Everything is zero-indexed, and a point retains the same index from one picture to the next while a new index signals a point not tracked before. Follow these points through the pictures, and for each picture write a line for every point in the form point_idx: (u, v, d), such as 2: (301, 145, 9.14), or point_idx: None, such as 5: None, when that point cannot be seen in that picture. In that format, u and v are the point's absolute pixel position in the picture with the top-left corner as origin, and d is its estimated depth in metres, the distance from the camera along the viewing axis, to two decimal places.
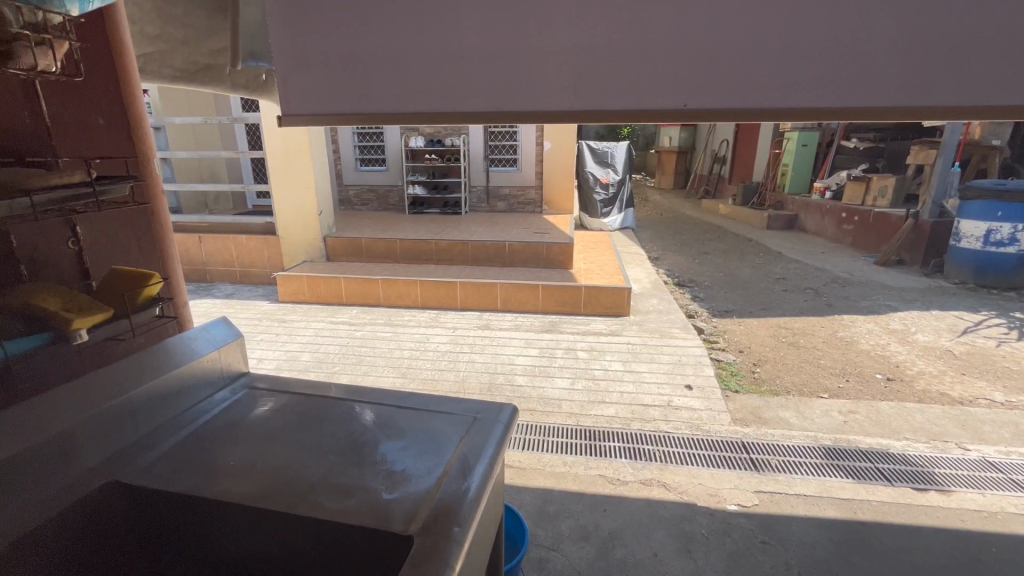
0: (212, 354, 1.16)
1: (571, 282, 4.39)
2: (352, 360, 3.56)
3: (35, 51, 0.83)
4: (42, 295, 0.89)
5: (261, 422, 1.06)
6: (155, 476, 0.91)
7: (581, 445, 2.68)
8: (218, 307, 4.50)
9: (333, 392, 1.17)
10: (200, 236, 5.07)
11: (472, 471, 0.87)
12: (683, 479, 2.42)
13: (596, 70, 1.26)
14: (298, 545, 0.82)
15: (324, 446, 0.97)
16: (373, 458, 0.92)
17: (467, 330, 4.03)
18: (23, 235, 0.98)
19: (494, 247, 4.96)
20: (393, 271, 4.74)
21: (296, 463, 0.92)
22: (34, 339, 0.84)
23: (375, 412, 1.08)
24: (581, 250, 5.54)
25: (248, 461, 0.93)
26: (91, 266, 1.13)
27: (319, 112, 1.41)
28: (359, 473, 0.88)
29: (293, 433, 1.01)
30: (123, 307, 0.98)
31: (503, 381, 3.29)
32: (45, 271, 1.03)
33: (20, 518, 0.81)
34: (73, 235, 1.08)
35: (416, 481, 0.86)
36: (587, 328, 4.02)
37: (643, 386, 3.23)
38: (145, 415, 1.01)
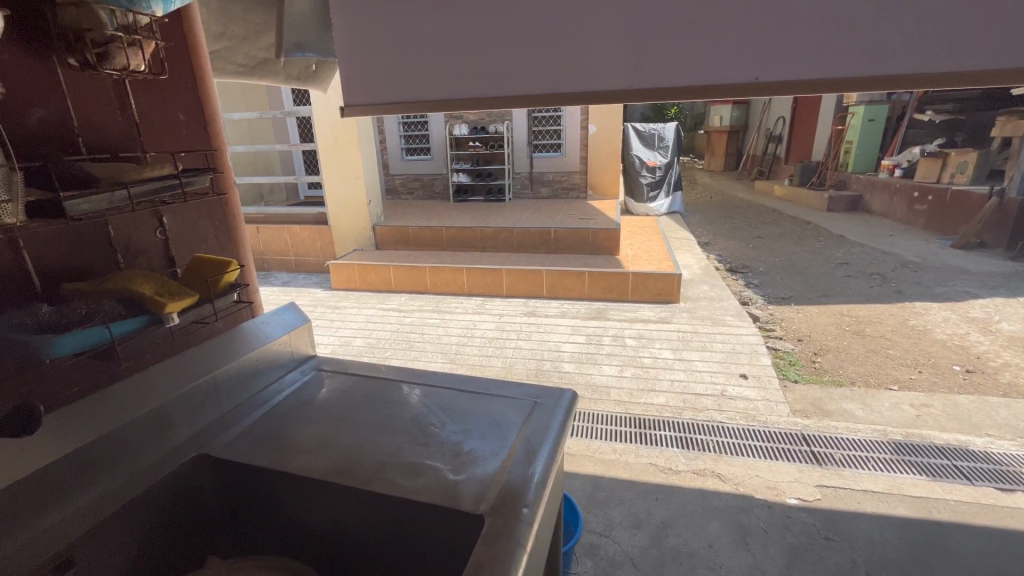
0: (283, 337, 1.23)
1: (618, 268, 4.31)
2: (403, 346, 3.67)
3: (128, 51, 0.88)
4: (136, 281, 0.95)
5: (328, 402, 1.11)
6: (237, 451, 0.97)
7: (632, 433, 2.65)
8: (277, 294, 4.74)
9: (393, 373, 1.21)
10: (258, 227, 5.34)
11: (536, 455, 0.88)
12: (739, 470, 2.35)
13: (656, 48, 1.21)
14: (371, 520, 0.85)
15: (390, 425, 1.00)
16: (438, 438, 0.95)
17: (513, 316, 4.05)
18: (118, 225, 1.06)
19: (539, 233, 4.93)
20: (439, 259, 4.82)
21: (366, 441, 0.95)
22: (133, 322, 0.90)
23: (435, 394, 1.11)
24: (628, 236, 5.42)
25: (321, 439, 0.97)
26: (176, 253, 1.20)
27: (378, 101, 1.44)
28: (425, 452, 0.91)
29: (359, 413, 1.06)
30: (207, 292, 1.04)
31: (551, 368, 3.30)
32: (138, 259, 1.11)
33: (127, 485, 0.89)
34: (160, 225, 1.15)
35: (482, 462, 0.87)
36: (635, 315, 3.95)
37: (695, 375, 3.15)
38: (227, 393, 1.08)
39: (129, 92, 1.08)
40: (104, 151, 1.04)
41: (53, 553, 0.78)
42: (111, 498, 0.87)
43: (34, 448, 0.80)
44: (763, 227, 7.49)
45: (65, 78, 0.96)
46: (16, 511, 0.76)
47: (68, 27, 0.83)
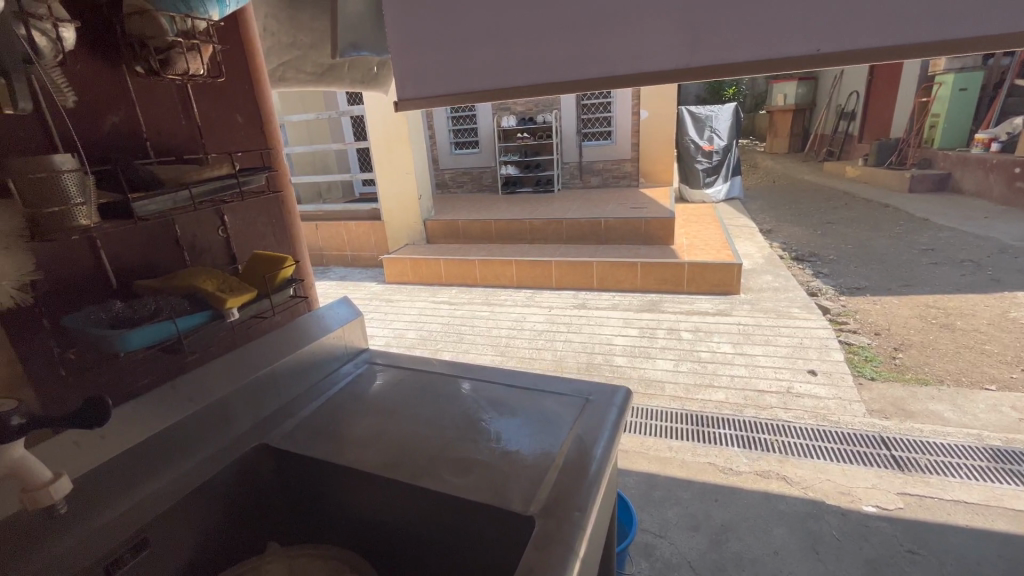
0: (337, 332, 1.26)
1: (672, 259, 4.15)
2: (454, 338, 3.73)
3: (187, 56, 0.92)
4: (200, 278, 1.00)
5: (379, 396, 1.12)
6: (293, 443, 1.00)
7: (690, 430, 2.55)
8: (335, 288, 4.95)
9: (441, 367, 1.21)
10: (317, 224, 5.59)
11: (589, 453, 0.85)
12: (808, 473, 2.20)
13: (723, 21, 1.12)
14: (422, 515, 0.85)
15: (438, 422, 0.99)
16: (486, 435, 0.93)
17: (563, 309, 4.00)
18: (184, 225, 1.12)
19: (588, 224, 4.82)
20: (489, 252, 4.83)
21: (415, 437, 0.95)
22: (197, 316, 0.94)
23: (485, 389, 1.09)
24: (683, 224, 5.20)
25: (372, 433, 0.98)
26: (236, 250, 1.26)
27: (436, 94, 1.44)
28: (474, 450, 0.89)
29: (409, 408, 1.06)
30: (265, 288, 1.08)
31: (602, 362, 3.23)
32: (203, 256, 1.16)
33: (195, 470, 0.94)
34: (221, 224, 1.21)
35: (531, 460, 0.85)
36: (691, 307, 3.78)
37: (757, 371, 2.97)
38: (285, 386, 1.12)
39: (191, 96, 1.13)
40: (169, 153, 1.10)
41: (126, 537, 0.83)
42: (181, 482, 0.92)
43: (109, 436, 0.85)
44: (833, 211, 6.97)
45: (132, 85, 1.01)
46: (93, 496, 0.81)
47: (134, 36, 0.87)
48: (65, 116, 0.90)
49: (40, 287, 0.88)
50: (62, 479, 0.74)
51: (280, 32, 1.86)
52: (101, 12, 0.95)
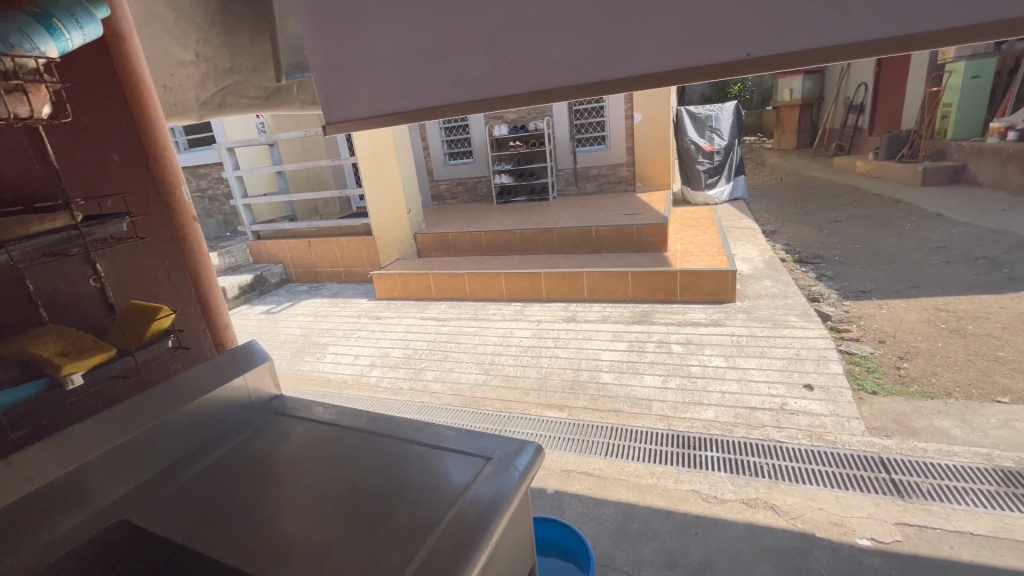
0: (237, 381, 1.18)
1: (664, 267, 4.01)
2: (439, 357, 3.65)
3: (10, 99, 0.86)
4: (40, 343, 0.94)
5: (272, 458, 1.04)
6: (163, 519, 0.92)
7: (674, 453, 2.40)
8: (326, 307, 4.92)
9: (348, 422, 1.11)
10: (310, 241, 5.58)
11: (470, 533, 0.76)
12: (797, 502, 2.04)
13: (658, 25, 1.02)
14: None
15: (324, 492, 0.91)
16: (367, 511, 0.84)
17: (552, 322, 3.88)
18: (40, 278, 1.08)
19: (579, 232, 4.70)
20: (479, 265, 4.74)
21: (290, 514, 0.87)
22: (31, 385, 0.89)
23: (386, 446, 1.01)
24: (679, 229, 5.05)
25: (250, 507, 0.91)
26: (115, 298, 1.22)
27: (362, 116, 1.32)
28: (347, 532, 0.81)
29: (302, 471, 0.98)
30: (128, 346, 1.03)
31: (588, 379, 3.11)
32: (61, 308, 1.12)
33: (45, 553, 0.88)
34: (95, 273, 1.17)
35: (404, 546, 0.76)
36: (683, 317, 3.63)
37: (749, 386, 2.81)
38: (167, 447, 1.06)
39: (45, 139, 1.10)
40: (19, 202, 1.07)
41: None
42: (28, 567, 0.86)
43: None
44: (842, 208, 6.72)
45: None
46: None
47: None
48: None
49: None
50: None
51: (218, 56, 1.81)
52: None
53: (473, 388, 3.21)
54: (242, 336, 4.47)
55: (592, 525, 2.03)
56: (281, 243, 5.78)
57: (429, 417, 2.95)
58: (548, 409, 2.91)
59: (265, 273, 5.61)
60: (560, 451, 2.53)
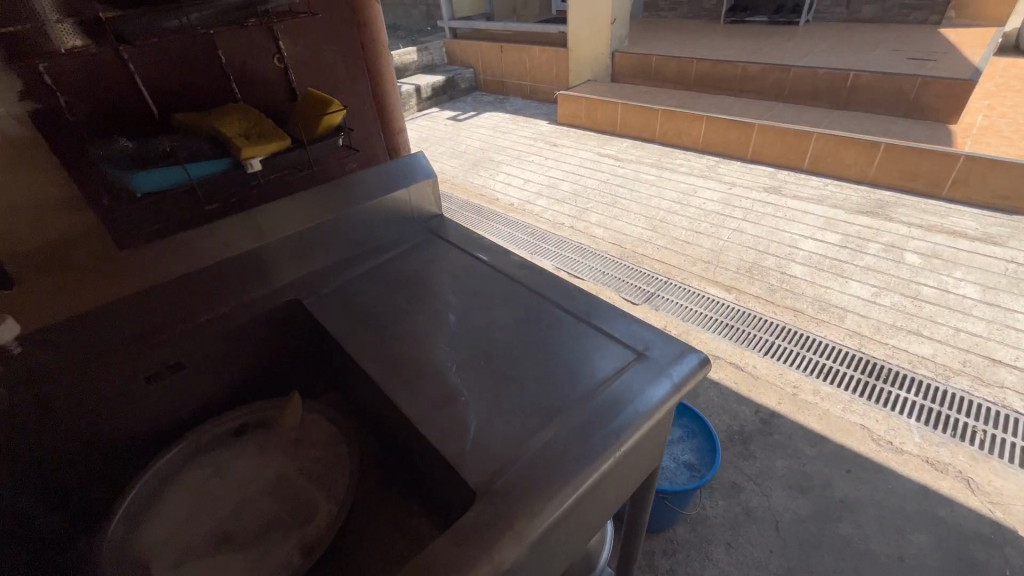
0: (405, 187, 1.10)
1: (943, 146, 2.86)
2: (607, 201, 3.41)
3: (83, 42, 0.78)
4: (227, 118, 0.81)
5: (440, 275, 0.97)
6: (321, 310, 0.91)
7: (852, 377, 2.03)
8: (508, 122, 4.84)
9: (501, 255, 1.01)
10: (503, 46, 5.28)
11: (584, 446, 0.61)
12: (1007, 486, 1.61)
13: None
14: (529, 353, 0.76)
15: (465, 332, 0.82)
16: (493, 366, 0.74)
17: (749, 189, 3.23)
18: (232, 46, 0.92)
19: (828, 75, 3.47)
20: (679, 101, 3.98)
21: (421, 344, 0.81)
22: (217, 164, 0.79)
23: (548, 314, 0.84)
24: (989, 92, 3.47)
25: (396, 319, 0.87)
26: (298, 85, 1.03)
27: None
28: (446, 398, 0.70)
29: (456, 305, 0.89)
30: (299, 133, 0.88)
31: (772, 267, 2.64)
32: (255, 88, 0.98)
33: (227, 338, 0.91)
34: (278, 50, 0.98)
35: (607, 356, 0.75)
36: (940, 220, 2.70)
37: (1004, 334, 2.09)
38: (344, 233, 1.04)
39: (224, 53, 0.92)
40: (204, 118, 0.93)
41: (162, 359, 0.86)
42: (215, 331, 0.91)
43: (118, 279, 0.85)
44: None
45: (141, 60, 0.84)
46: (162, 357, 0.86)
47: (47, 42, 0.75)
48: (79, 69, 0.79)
49: (78, 115, 0.80)
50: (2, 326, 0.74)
51: None
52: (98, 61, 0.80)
53: (634, 243, 3.00)
54: (427, 139, 4.74)
55: (724, 419, 1.91)
56: (475, 46, 5.61)
57: (583, 262, 2.89)
58: (711, 285, 2.61)
59: (456, 77, 5.60)
60: (712, 334, 2.31)
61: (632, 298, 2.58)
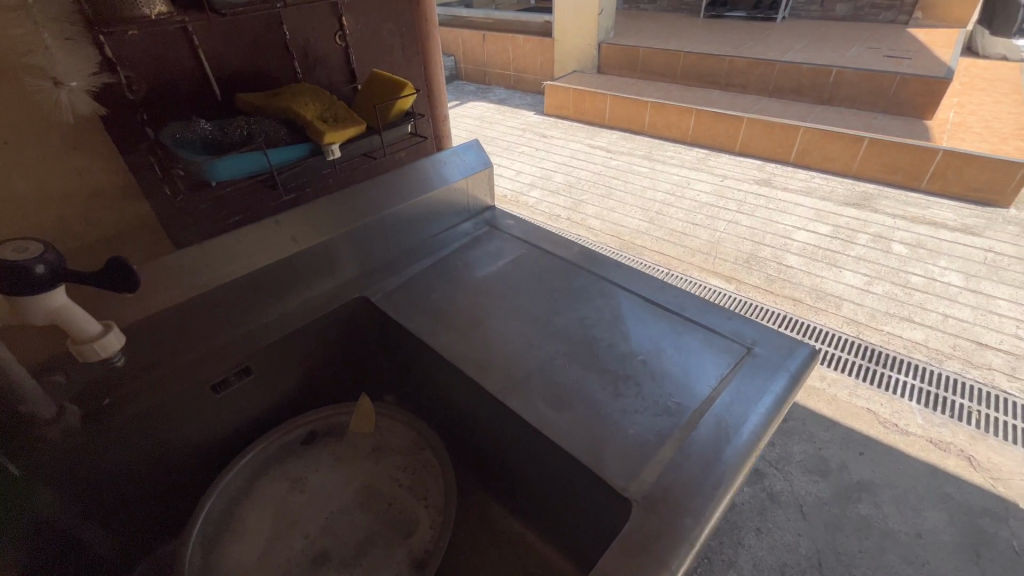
0: (461, 183, 1.13)
1: (923, 141, 3.00)
2: (602, 193, 3.41)
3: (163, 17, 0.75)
4: (302, 100, 0.83)
5: (519, 277, 0.99)
6: (394, 308, 0.93)
7: (855, 363, 2.11)
8: (493, 113, 4.76)
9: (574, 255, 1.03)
10: (485, 34, 5.18)
11: (720, 453, 0.64)
12: (1005, 463, 1.71)
13: None
14: (638, 353, 0.79)
15: (564, 331, 0.85)
16: (604, 371, 0.76)
17: (740, 181, 3.30)
18: (297, 25, 0.98)
19: (812, 71, 3.58)
20: (668, 94, 4.02)
21: (522, 346, 0.82)
22: (298, 149, 0.80)
23: (645, 314, 0.87)
24: (956, 91, 3.66)
25: (483, 319, 0.88)
26: (355, 64, 1.10)
27: None
28: (570, 399, 0.72)
29: (549, 306, 0.90)
30: (375, 121, 0.88)
31: (769, 257, 2.71)
32: (318, 70, 1.04)
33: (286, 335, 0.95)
34: (340, 28, 1.04)
35: (715, 355, 0.79)
36: (921, 212, 2.84)
37: (989, 319, 2.21)
38: (401, 231, 1.06)
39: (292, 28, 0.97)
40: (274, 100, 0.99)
41: (231, 362, 0.89)
42: (276, 326, 0.94)
43: (186, 275, 0.83)
44: None
45: (217, 39, 0.88)
46: (223, 356, 0.89)
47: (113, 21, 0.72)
48: (162, 47, 0.82)
49: (137, 88, 0.82)
50: (110, 337, 0.72)
51: None
52: (176, 43, 0.83)
53: (633, 235, 3.02)
54: None
55: None
56: (455, 34, 5.47)
57: None
58: (712, 276, 2.66)
59: None
60: None
61: None
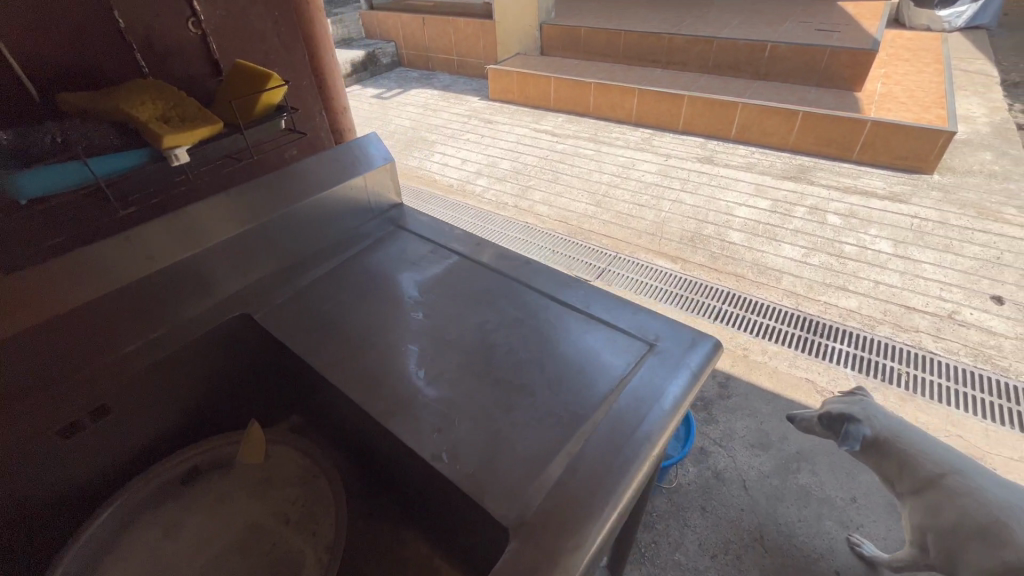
0: (358, 181, 1.10)
1: (852, 112, 3.09)
2: (549, 178, 3.36)
3: None
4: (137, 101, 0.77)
5: (421, 282, 0.96)
6: (283, 327, 0.89)
7: (794, 335, 2.16)
8: (436, 100, 4.62)
9: (482, 257, 1.01)
10: (425, 18, 5.00)
11: (617, 460, 0.65)
12: (931, 421, 1.79)
13: None
14: (536, 358, 0.79)
15: (463, 340, 0.83)
16: (504, 384, 0.75)
17: (683, 160, 3.32)
18: (133, 13, 0.88)
19: (748, 47, 3.61)
20: (610, 74, 3.99)
21: (423, 365, 0.79)
22: (129, 157, 0.75)
23: (548, 315, 0.87)
24: (884, 62, 3.78)
25: (384, 335, 0.84)
26: (218, 53, 1.01)
27: None
28: (461, 415, 0.71)
29: (451, 314, 0.89)
30: (237, 117, 0.85)
31: (712, 235, 2.74)
32: (170, 62, 0.95)
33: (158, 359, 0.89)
34: (192, 14, 0.95)
35: (616, 355, 0.79)
36: (853, 182, 2.93)
37: (916, 283, 2.31)
38: (290, 239, 1.02)
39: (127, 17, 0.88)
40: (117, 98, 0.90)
41: (83, 404, 0.83)
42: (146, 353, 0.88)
43: (23, 308, 0.76)
44: None
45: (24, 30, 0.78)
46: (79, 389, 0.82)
47: None
48: None
49: None
50: None
51: None
52: None
53: (580, 219, 2.99)
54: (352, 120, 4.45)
55: None
56: (394, 18, 5.27)
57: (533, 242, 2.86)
58: (658, 257, 2.67)
59: (376, 52, 5.25)
60: (665, 305, 2.36)
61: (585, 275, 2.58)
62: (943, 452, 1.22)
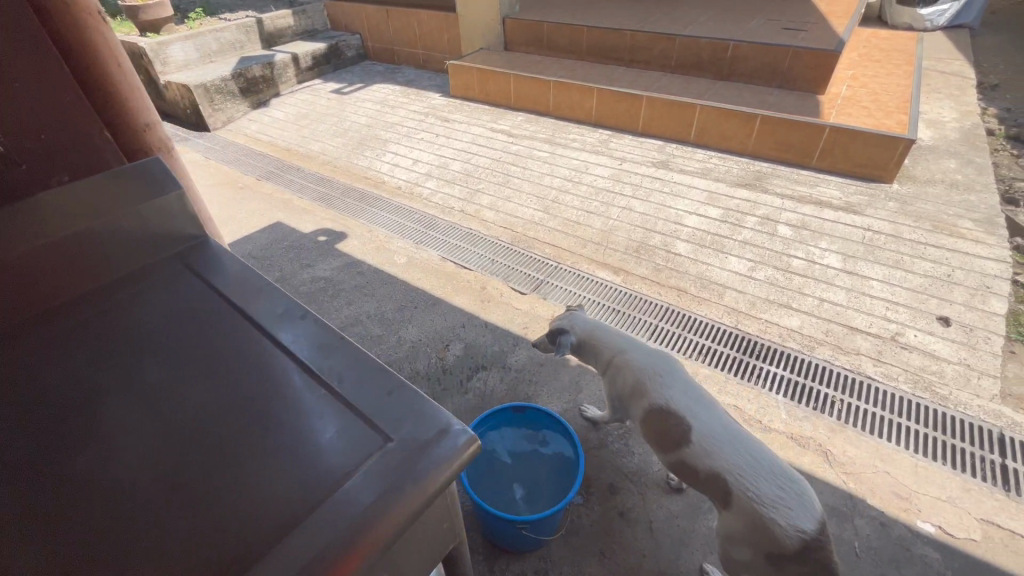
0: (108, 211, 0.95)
1: (812, 117, 2.95)
2: (499, 182, 3.22)
3: None
4: None
5: (167, 335, 0.83)
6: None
7: (728, 357, 2.04)
8: (396, 96, 4.45)
9: (252, 301, 0.88)
10: (388, 10, 4.82)
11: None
12: (860, 456, 1.68)
13: None
14: (255, 439, 0.68)
15: (186, 415, 0.71)
16: (205, 479, 0.64)
17: (639, 164, 3.18)
18: None
19: (711, 45, 3.47)
20: (572, 72, 3.83)
21: (107, 457, 0.66)
22: None
23: (295, 380, 0.75)
24: (853, 63, 3.64)
25: (91, 398, 0.74)
26: None
27: None
28: (134, 523, 0.59)
29: (187, 379, 0.76)
30: None
31: (658, 245, 2.61)
32: None
33: None
34: None
35: (356, 433, 0.68)
36: (810, 191, 2.80)
37: (863, 301, 2.19)
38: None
39: None
40: None
41: None
42: None
43: None
44: None
45: None
46: None
47: None
48: None
49: None
50: None
51: None
52: None
53: (525, 226, 2.86)
54: (307, 116, 4.30)
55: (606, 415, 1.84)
56: (358, 9, 5.09)
57: (472, 251, 2.72)
58: (600, 268, 2.54)
59: (339, 44, 5.07)
60: None
61: (521, 287, 2.45)
62: (698, 395, 1.43)
